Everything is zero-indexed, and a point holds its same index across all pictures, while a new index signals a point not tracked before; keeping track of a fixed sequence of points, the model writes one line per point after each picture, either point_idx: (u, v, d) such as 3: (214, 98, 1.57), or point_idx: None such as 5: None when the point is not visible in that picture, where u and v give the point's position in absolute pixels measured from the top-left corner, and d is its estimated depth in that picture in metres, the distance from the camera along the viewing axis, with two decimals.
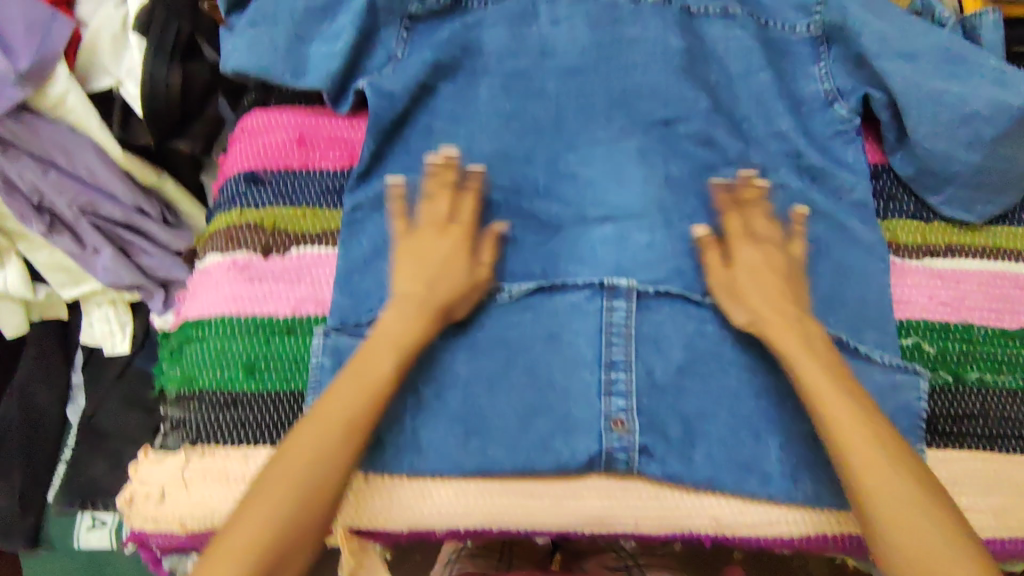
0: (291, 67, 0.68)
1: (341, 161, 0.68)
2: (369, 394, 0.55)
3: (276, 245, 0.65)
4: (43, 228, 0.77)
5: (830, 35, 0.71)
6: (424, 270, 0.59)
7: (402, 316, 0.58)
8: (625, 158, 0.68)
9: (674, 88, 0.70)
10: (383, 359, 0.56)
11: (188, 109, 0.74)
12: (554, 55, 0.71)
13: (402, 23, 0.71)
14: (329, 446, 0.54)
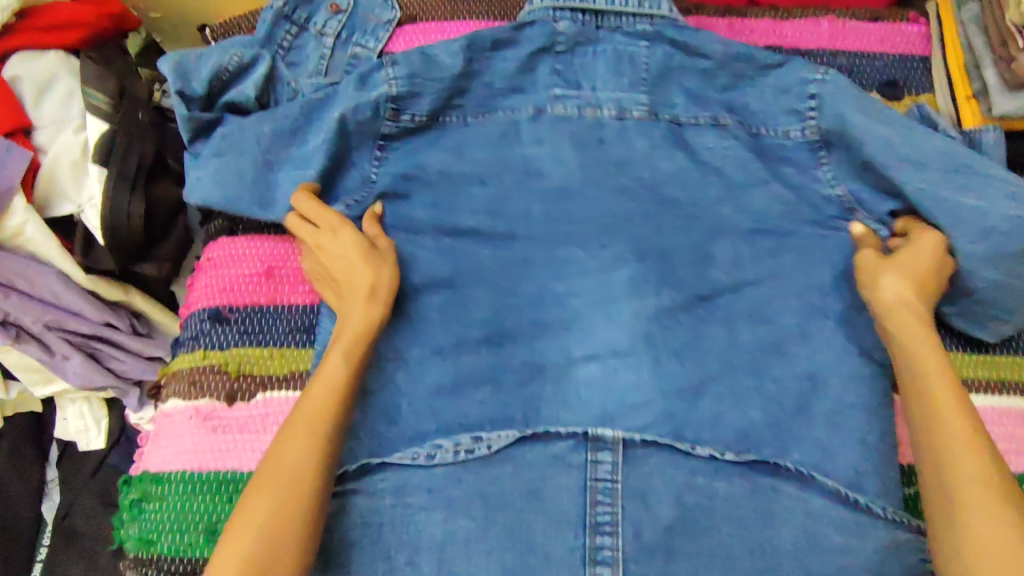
0: (258, 198, 0.65)
1: (309, 295, 0.64)
2: (301, 457, 0.52)
3: (241, 392, 0.61)
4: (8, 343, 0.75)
5: (829, 139, 0.68)
6: (334, 270, 0.61)
7: (349, 322, 0.58)
8: (614, 289, 0.65)
9: (661, 216, 0.68)
10: (334, 361, 0.56)
11: (154, 233, 0.71)
12: (541, 178, 0.69)
13: (376, 143, 0.68)
14: (266, 517, 0.49)
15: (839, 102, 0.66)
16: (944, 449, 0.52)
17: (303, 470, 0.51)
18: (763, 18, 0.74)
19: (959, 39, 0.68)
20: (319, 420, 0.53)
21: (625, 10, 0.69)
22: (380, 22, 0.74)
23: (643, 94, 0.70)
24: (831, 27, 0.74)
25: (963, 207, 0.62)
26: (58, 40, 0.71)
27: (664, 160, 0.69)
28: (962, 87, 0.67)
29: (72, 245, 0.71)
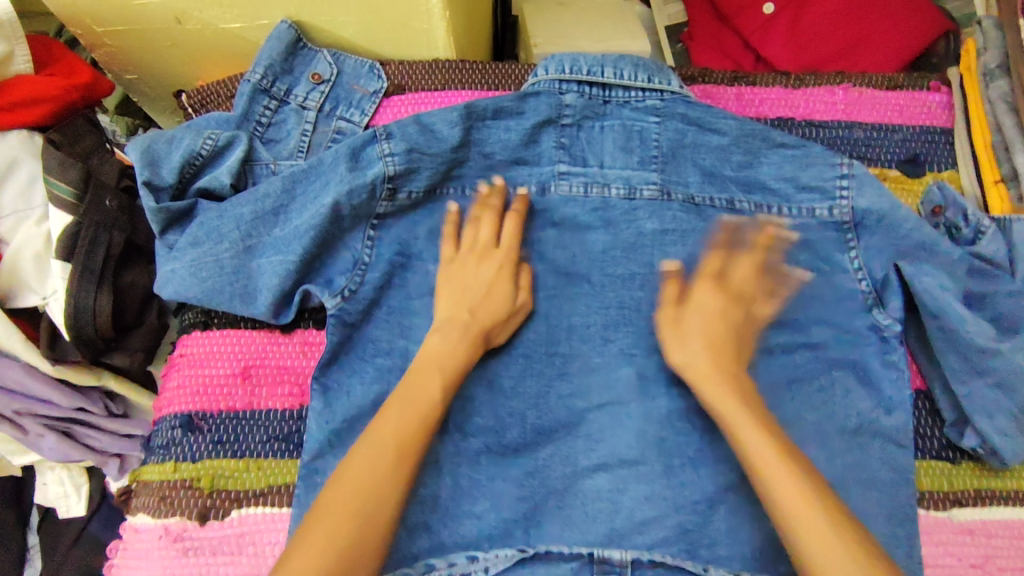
0: (240, 292, 0.60)
1: (289, 399, 0.60)
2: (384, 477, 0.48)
3: (215, 509, 0.57)
4: None
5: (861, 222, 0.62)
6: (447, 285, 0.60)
7: (446, 345, 0.56)
8: (624, 388, 0.60)
9: None
10: (430, 382, 0.54)
11: (125, 324, 0.66)
12: (541, 265, 0.64)
13: (368, 222, 0.62)
14: (342, 524, 0.45)
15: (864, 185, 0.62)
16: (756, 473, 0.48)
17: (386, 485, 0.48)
18: (775, 86, 0.70)
19: (987, 115, 0.66)
20: (404, 442, 0.50)
21: (631, 83, 0.64)
22: (366, 94, 0.70)
23: (653, 174, 0.65)
24: (847, 97, 0.69)
25: (982, 300, 0.61)
26: (20, 118, 0.66)
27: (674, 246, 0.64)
28: (989, 170, 0.65)
29: (38, 336, 0.67)
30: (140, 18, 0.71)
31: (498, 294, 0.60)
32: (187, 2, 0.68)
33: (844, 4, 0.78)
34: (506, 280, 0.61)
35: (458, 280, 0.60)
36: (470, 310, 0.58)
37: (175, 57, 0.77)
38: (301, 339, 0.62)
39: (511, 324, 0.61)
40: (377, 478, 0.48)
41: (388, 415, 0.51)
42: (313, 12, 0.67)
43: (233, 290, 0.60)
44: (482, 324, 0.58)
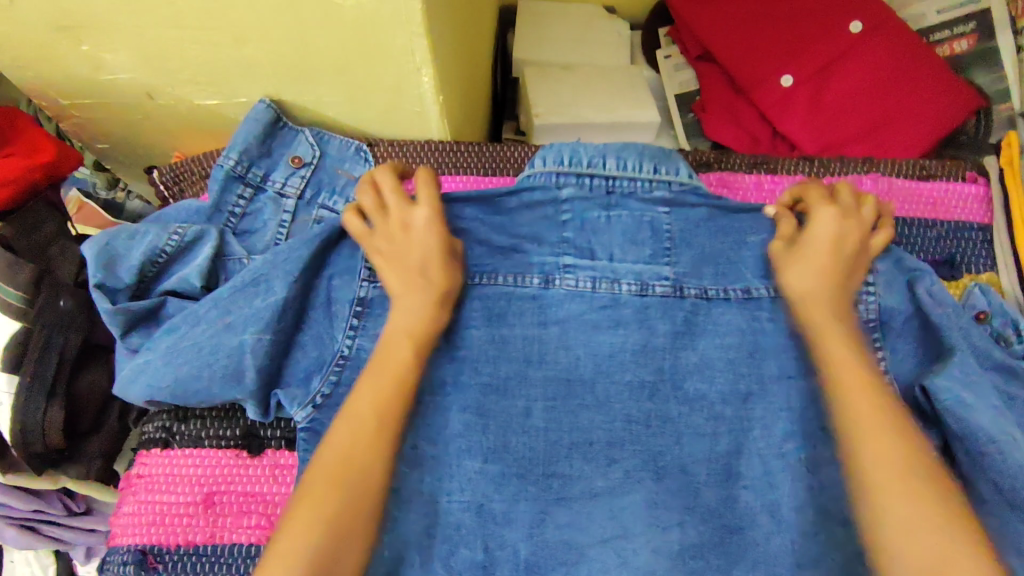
0: (225, 372, 0.53)
1: (255, 533, 0.53)
2: (368, 444, 0.47)
3: None
4: None
5: (885, 322, 0.57)
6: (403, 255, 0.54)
7: (408, 312, 0.52)
8: (630, 518, 0.54)
9: (681, 419, 0.56)
10: (401, 349, 0.51)
11: (79, 431, 0.60)
12: (540, 372, 0.58)
13: (350, 309, 0.56)
14: (332, 494, 0.45)
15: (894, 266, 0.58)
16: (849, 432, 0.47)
17: (369, 447, 0.47)
18: (797, 173, 0.64)
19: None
20: (379, 400, 0.49)
21: (636, 175, 0.60)
22: (349, 179, 0.65)
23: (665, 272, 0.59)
24: (876, 187, 0.63)
25: None
26: None
27: (687, 352, 0.58)
28: None
29: None
30: (109, 90, 0.65)
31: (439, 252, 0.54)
32: (159, 78, 0.63)
33: (870, 72, 0.72)
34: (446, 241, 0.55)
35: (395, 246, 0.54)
36: (420, 273, 0.53)
37: (151, 129, 0.72)
38: (270, 460, 0.55)
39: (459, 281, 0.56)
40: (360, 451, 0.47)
41: (364, 392, 0.49)
42: (293, 90, 0.62)
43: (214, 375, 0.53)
44: (442, 292, 0.54)
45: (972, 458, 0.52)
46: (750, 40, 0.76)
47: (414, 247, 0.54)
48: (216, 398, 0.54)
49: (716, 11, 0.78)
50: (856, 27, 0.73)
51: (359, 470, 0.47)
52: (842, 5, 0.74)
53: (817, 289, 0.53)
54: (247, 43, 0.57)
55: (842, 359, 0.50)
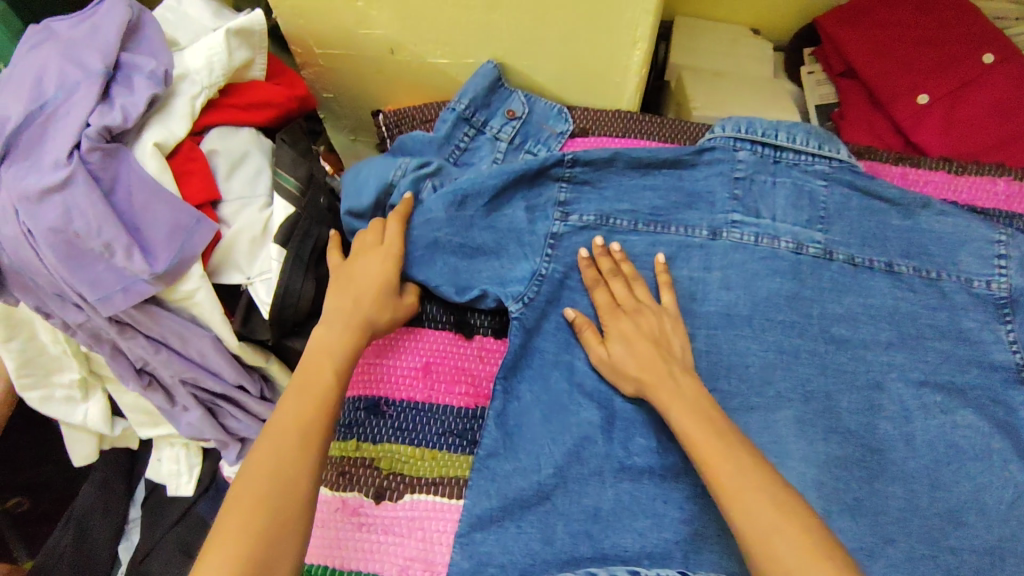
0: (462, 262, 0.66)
1: (465, 399, 0.65)
2: (319, 405, 0.56)
3: (390, 489, 0.60)
4: (140, 386, 0.83)
5: (1017, 298, 0.66)
6: (354, 286, 0.62)
7: (330, 334, 0.60)
8: (783, 430, 0.62)
9: (828, 357, 0.65)
10: (324, 369, 0.58)
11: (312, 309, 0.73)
12: (706, 306, 0.67)
13: (545, 241, 0.67)
14: (291, 444, 0.53)
15: None
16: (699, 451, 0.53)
17: (323, 404, 0.56)
18: (939, 170, 0.73)
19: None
20: (340, 375, 0.58)
21: (803, 149, 0.70)
22: (554, 134, 0.77)
23: (819, 234, 0.68)
24: (1007, 189, 0.72)
25: None
26: (252, 118, 0.74)
27: (836, 302, 0.67)
28: None
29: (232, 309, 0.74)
30: (356, 46, 0.80)
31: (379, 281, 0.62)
32: (409, 37, 0.77)
33: (999, 97, 0.82)
34: (388, 270, 0.63)
35: (346, 278, 0.63)
36: (354, 300, 0.61)
37: (373, 84, 0.86)
38: (480, 345, 0.67)
39: (401, 314, 0.64)
40: (290, 453, 0.53)
41: (289, 410, 0.55)
42: (516, 56, 0.75)
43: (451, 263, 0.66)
44: (363, 312, 0.61)
45: None
46: (892, 62, 0.87)
47: (364, 282, 0.62)
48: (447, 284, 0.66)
49: (865, 34, 0.89)
50: (988, 58, 0.84)
51: (309, 424, 0.55)
52: (980, 39, 0.85)
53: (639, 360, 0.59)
54: (497, 12, 0.70)
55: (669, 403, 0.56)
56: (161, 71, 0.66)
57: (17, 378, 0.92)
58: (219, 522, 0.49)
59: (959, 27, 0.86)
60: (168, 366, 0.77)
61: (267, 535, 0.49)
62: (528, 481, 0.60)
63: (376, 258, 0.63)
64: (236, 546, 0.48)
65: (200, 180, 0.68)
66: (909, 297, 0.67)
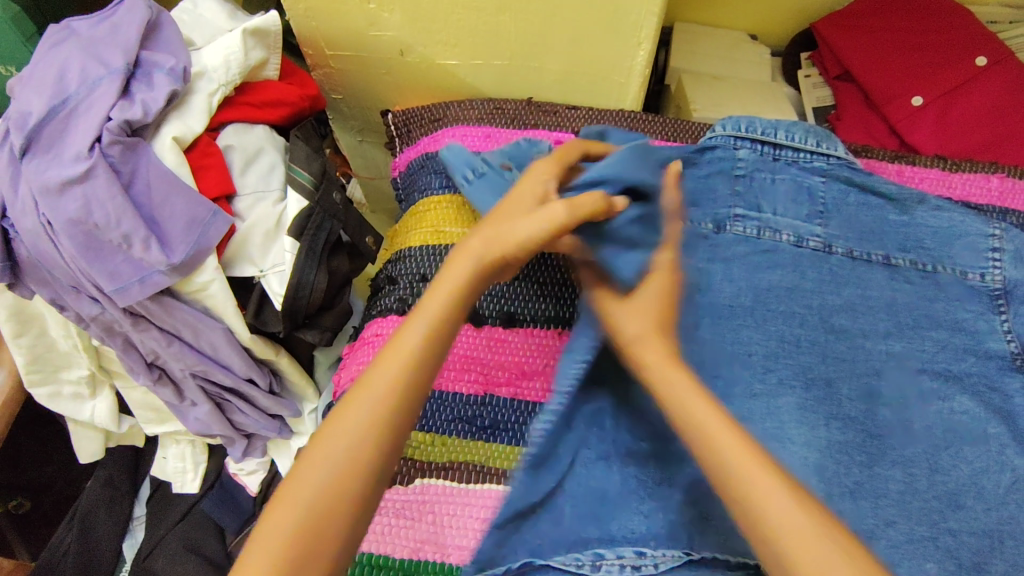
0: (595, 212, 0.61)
1: (475, 386, 0.66)
2: (402, 370, 0.50)
3: (401, 474, 0.62)
4: (150, 379, 0.85)
5: (1009, 290, 0.68)
6: (491, 226, 0.56)
7: (455, 271, 0.55)
8: (784, 414, 0.63)
9: (828, 346, 0.66)
10: (421, 318, 0.53)
11: (325, 301, 0.76)
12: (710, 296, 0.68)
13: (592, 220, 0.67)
14: (386, 387, 0.50)
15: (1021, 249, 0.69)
16: (695, 432, 0.53)
17: (406, 368, 0.51)
18: (932, 167, 0.76)
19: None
20: (444, 324, 0.53)
21: (802, 146, 0.73)
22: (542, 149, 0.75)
23: (818, 228, 0.71)
24: (1000, 185, 0.75)
25: None
26: (266, 116, 0.76)
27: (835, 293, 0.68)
28: None
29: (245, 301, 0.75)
30: (367, 47, 0.82)
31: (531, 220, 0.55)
32: (417, 38, 0.79)
33: (993, 99, 0.85)
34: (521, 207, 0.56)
35: (495, 215, 0.57)
36: (485, 234, 0.56)
37: (384, 85, 0.88)
38: (488, 333, 0.69)
39: (542, 239, 0.54)
40: (380, 398, 0.50)
41: (399, 348, 0.52)
42: (524, 57, 0.78)
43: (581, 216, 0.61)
44: (501, 245, 0.55)
45: None
46: (888, 65, 0.90)
47: (510, 231, 0.55)
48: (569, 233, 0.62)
49: (860, 38, 0.92)
50: (981, 61, 0.87)
51: (391, 385, 0.50)
52: (974, 41, 0.88)
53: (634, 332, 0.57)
54: (506, 14, 0.72)
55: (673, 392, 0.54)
56: (180, 69, 0.68)
57: (25, 375, 0.93)
58: (292, 469, 0.48)
59: (951, 31, 0.89)
60: (179, 359, 0.78)
61: (330, 493, 0.46)
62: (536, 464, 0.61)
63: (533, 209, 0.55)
64: (300, 498, 0.46)
65: (216, 174, 0.70)
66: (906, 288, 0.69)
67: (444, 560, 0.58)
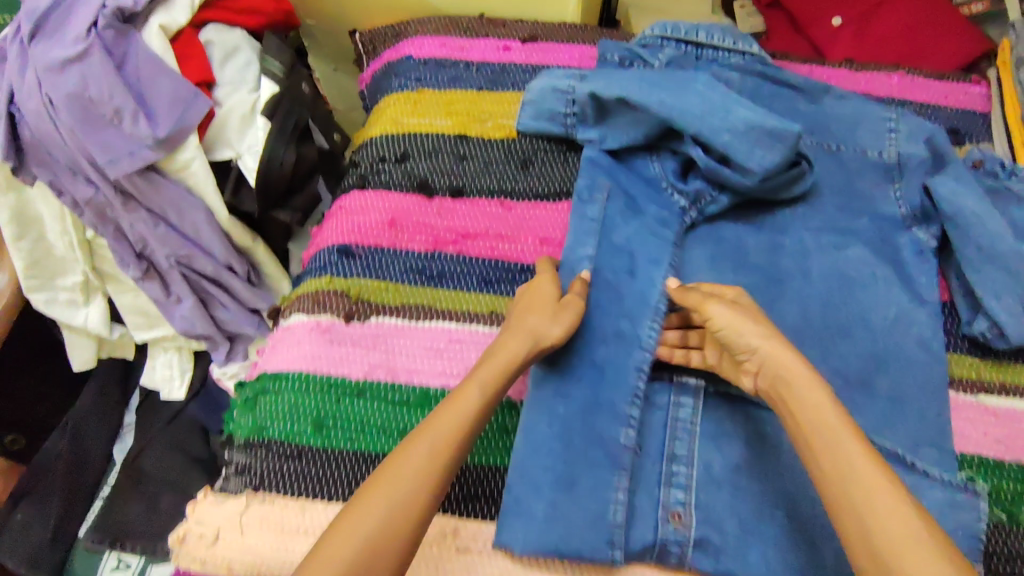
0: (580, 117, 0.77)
1: (425, 244, 0.74)
2: (460, 425, 0.55)
3: (358, 312, 0.70)
4: (138, 273, 0.91)
5: (903, 163, 0.75)
6: (524, 309, 0.62)
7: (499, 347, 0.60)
8: (697, 264, 0.71)
9: (740, 211, 0.74)
10: (471, 390, 0.57)
11: (295, 183, 0.85)
12: (630, 170, 0.76)
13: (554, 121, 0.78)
14: (433, 451, 0.54)
15: (915, 128, 0.77)
16: (822, 433, 0.52)
17: (465, 423, 0.55)
18: (839, 68, 0.85)
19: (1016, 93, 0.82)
20: (486, 399, 0.57)
21: (720, 44, 0.81)
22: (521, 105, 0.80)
23: (796, 125, 0.67)
24: (900, 81, 0.84)
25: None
26: (243, 20, 0.84)
27: (778, 137, 0.68)
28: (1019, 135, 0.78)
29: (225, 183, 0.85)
30: None
31: (563, 315, 0.62)
32: None
33: (904, 16, 0.95)
34: (550, 304, 0.62)
35: (528, 303, 0.63)
36: (523, 318, 0.61)
37: (352, 6, 0.97)
38: (438, 201, 0.76)
39: (567, 318, 0.62)
40: (427, 461, 0.53)
41: (445, 413, 0.56)
42: None
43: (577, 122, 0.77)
44: (533, 330, 0.60)
45: (960, 230, 0.68)
46: None
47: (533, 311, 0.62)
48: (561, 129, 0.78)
49: None
50: None
51: (446, 440, 0.54)
52: None
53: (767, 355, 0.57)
54: None
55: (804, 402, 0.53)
56: None
57: (23, 279, 0.97)
58: (348, 506, 0.51)
59: None
60: (165, 244, 0.87)
61: (378, 536, 0.49)
62: (475, 298, 0.71)
63: (565, 307, 0.62)
64: (354, 536, 0.49)
65: (198, 62, 0.78)
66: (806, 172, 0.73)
67: (394, 379, 0.67)
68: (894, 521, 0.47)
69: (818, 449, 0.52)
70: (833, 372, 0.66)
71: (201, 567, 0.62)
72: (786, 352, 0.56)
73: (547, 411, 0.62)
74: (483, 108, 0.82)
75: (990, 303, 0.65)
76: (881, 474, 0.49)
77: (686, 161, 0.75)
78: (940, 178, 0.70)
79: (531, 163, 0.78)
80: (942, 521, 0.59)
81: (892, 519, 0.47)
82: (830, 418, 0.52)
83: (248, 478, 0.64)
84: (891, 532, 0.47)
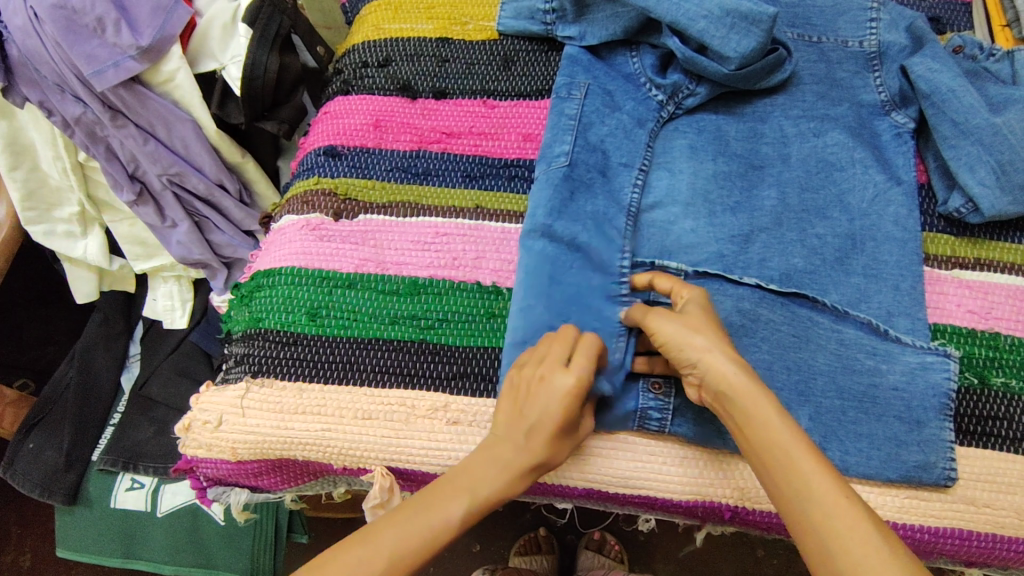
0: (559, 15, 0.77)
1: (410, 144, 0.75)
2: (422, 542, 0.51)
3: (347, 210, 0.72)
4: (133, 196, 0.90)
5: (884, 51, 0.75)
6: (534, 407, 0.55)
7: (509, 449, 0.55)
8: (677, 153, 0.72)
9: (719, 103, 0.75)
10: (455, 502, 0.53)
11: (279, 95, 0.86)
12: (611, 64, 0.76)
13: (534, 20, 0.78)
14: (375, 562, 0.49)
15: (897, 13, 0.76)
16: (776, 453, 0.49)
17: (427, 542, 0.51)
18: None
19: None
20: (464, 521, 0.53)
21: None
22: (501, 6, 0.80)
23: (771, 8, 0.67)
24: None
25: (1004, 95, 0.69)
26: None
27: (755, 18, 0.68)
28: (997, 16, 0.81)
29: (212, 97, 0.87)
30: None
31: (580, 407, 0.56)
32: None
33: None
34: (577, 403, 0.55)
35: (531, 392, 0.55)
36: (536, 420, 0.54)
37: None
38: (421, 104, 0.77)
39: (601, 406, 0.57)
40: (370, 568, 0.49)
41: (403, 522, 0.51)
42: None
43: (556, 20, 0.77)
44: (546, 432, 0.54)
45: (936, 108, 0.69)
46: None
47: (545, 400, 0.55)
48: (541, 28, 0.78)
49: None
50: None
51: (397, 553, 0.50)
52: None
53: (704, 348, 0.53)
54: None
55: (742, 390, 0.51)
56: None
57: (22, 211, 0.97)
58: None
59: None
60: (156, 162, 0.87)
61: None
62: (462, 193, 0.72)
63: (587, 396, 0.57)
64: None
65: None
66: (783, 59, 0.73)
67: (383, 270, 0.69)
68: (846, 530, 0.46)
69: (769, 465, 0.49)
70: (813, 252, 0.67)
71: (208, 452, 0.66)
72: (721, 346, 0.53)
73: (545, 296, 0.63)
74: (464, 12, 0.82)
75: (964, 177, 0.67)
76: (838, 490, 0.47)
77: (666, 52, 0.74)
78: (913, 58, 0.71)
79: (513, 63, 0.79)
80: (913, 383, 0.61)
81: (832, 519, 0.46)
82: (776, 432, 0.49)
83: (247, 364, 0.67)
84: (847, 547, 0.45)
